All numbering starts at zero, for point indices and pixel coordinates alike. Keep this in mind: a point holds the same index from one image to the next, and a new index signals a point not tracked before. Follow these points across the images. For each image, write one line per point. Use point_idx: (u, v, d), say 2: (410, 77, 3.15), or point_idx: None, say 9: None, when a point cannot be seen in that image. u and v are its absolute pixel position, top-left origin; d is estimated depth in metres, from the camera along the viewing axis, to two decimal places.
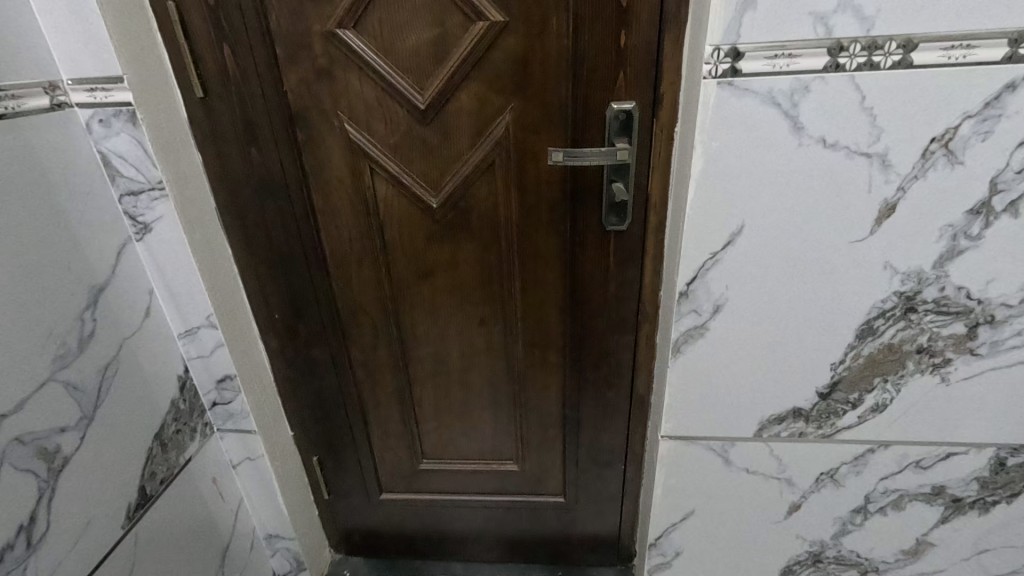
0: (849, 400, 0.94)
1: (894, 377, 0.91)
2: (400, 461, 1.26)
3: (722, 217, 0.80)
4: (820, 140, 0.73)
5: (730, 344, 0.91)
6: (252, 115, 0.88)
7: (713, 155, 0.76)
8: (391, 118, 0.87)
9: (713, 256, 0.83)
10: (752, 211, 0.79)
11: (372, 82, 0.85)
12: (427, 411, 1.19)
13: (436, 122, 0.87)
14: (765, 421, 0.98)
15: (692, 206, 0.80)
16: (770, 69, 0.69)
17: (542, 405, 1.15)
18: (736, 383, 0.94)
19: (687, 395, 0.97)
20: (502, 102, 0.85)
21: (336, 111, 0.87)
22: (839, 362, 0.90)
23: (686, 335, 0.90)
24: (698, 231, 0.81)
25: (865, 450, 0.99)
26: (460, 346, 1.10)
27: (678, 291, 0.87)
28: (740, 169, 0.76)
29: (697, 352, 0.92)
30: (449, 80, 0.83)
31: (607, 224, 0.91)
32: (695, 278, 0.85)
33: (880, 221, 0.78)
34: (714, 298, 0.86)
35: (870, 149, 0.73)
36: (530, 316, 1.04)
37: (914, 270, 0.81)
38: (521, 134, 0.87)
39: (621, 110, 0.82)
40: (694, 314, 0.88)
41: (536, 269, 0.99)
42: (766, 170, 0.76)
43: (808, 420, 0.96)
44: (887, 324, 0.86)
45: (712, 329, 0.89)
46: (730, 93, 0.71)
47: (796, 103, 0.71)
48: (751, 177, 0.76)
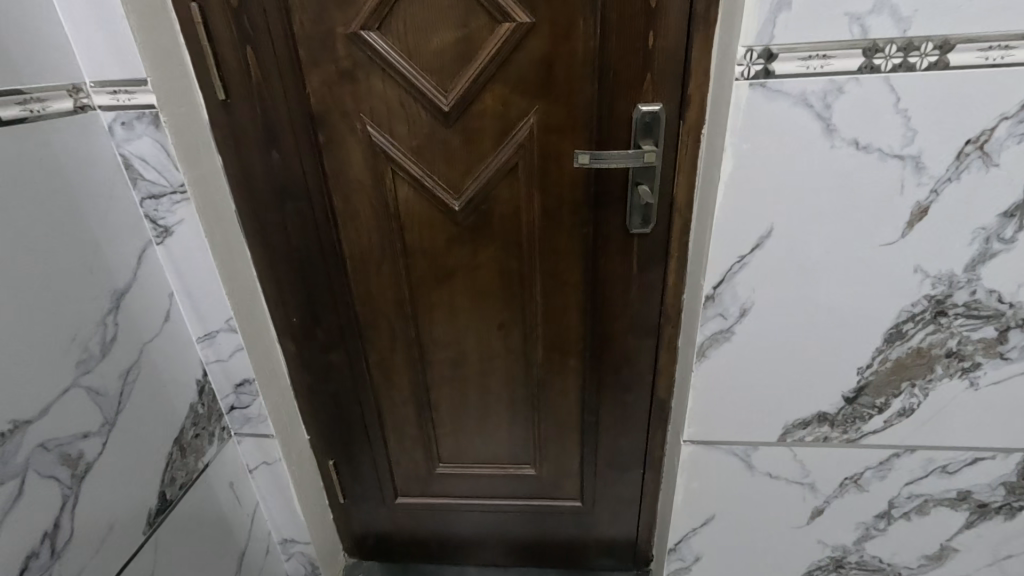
0: (875, 405, 0.93)
1: (922, 382, 0.90)
2: (416, 464, 1.25)
3: (751, 220, 0.79)
4: (852, 142, 0.72)
5: (755, 347, 0.90)
6: (274, 117, 0.87)
7: (743, 158, 0.75)
8: (414, 120, 0.86)
9: (740, 259, 0.82)
10: (782, 214, 0.78)
11: (395, 83, 0.84)
12: (444, 414, 1.18)
13: (459, 124, 0.86)
14: (790, 426, 0.97)
15: (720, 210, 0.79)
16: (803, 71, 0.69)
17: (561, 408, 1.14)
18: (761, 387, 0.94)
19: (710, 400, 0.96)
20: (526, 104, 0.84)
21: (358, 113, 0.86)
22: (866, 366, 0.89)
23: (712, 339, 0.89)
24: (725, 235, 0.81)
25: (891, 455, 0.98)
26: (479, 350, 1.09)
27: (704, 295, 0.86)
28: (770, 172, 0.75)
29: (722, 356, 0.91)
30: (473, 82, 0.83)
31: (631, 227, 0.90)
32: (721, 281, 0.84)
33: (911, 224, 0.77)
34: (741, 302, 0.86)
35: (904, 151, 0.72)
36: (550, 319, 1.03)
37: (945, 273, 0.80)
38: (544, 137, 0.86)
39: (648, 112, 0.81)
40: (720, 318, 0.87)
41: (557, 272, 0.98)
42: (797, 172, 0.75)
43: (833, 424, 0.95)
44: (916, 328, 0.85)
45: (738, 333, 0.89)
46: (762, 94, 0.70)
47: (829, 105, 0.70)
48: (781, 179, 0.75)
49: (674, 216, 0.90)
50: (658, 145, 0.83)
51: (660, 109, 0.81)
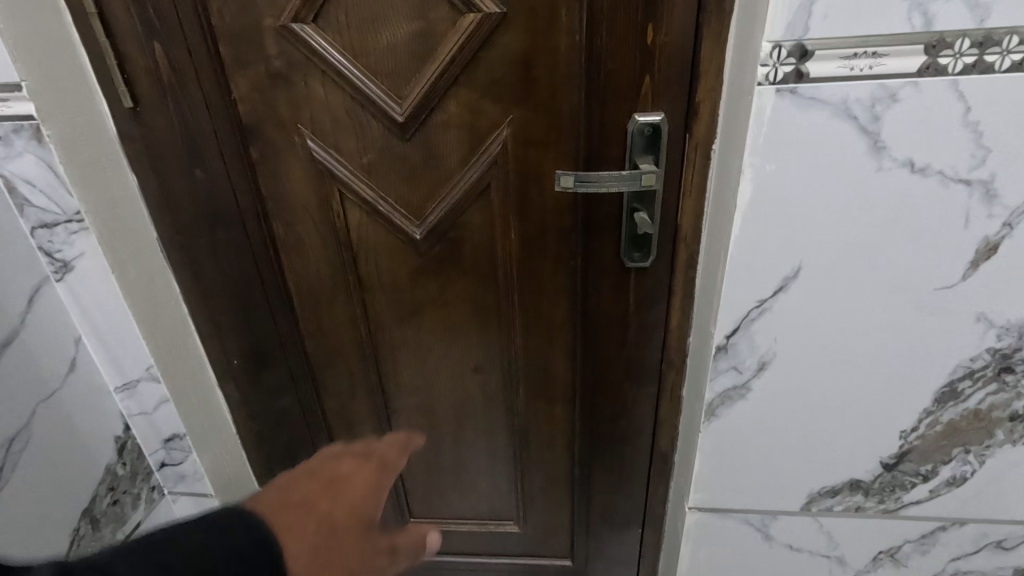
0: (919, 473, 0.78)
1: (978, 447, 0.74)
2: (384, 519, 1.10)
3: (775, 257, 0.64)
4: (906, 163, 0.57)
5: (776, 405, 0.75)
6: (193, 129, 0.72)
7: (767, 182, 0.59)
8: (363, 133, 0.71)
9: (760, 304, 0.67)
10: (814, 251, 0.63)
11: (339, 87, 0.69)
12: (414, 466, 1.03)
13: (418, 136, 0.71)
14: (817, 494, 0.81)
15: (735, 246, 0.63)
16: (846, 74, 0.53)
17: (547, 461, 0.99)
18: (784, 450, 0.78)
19: (722, 464, 0.80)
20: (498, 114, 0.69)
21: (296, 123, 0.71)
22: (910, 429, 0.74)
23: (724, 396, 0.74)
24: (742, 276, 0.65)
25: (937, 527, 0.82)
26: (452, 396, 0.93)
27: (715, 345, 0.70)
28: (799, 200, 0.60)
29: (735, 414, 0.76)
30: (433, 86, 0.67)
31: (627, 260, 0.75)
32: (737, 329, 0.69)
33: (975, 265, 0.62)
34: (760, 354, 0.70)
35: (972, 174, 0.57)
36: (533, 364, 0.88)
37: (1013, 322, 0.65)
38: (521, 153, 0.71)
39: (648, 124, 0.66)
40: (734, 373, 0.72)
41: (541, 309, 0.83)
42: (834, 201, 0.60)
43: (869, 493, 0.80)
44: (974, 387, 0.70)
45: (756, 389, 0.73)
46: (793, 103, 0.55)
47: (878, 117, 0.55)
48: (814, 209, 0.60)
49: (679, 247, 0.74)
50: (660, 164, 0.68)
51: (663, 120, 0.66)
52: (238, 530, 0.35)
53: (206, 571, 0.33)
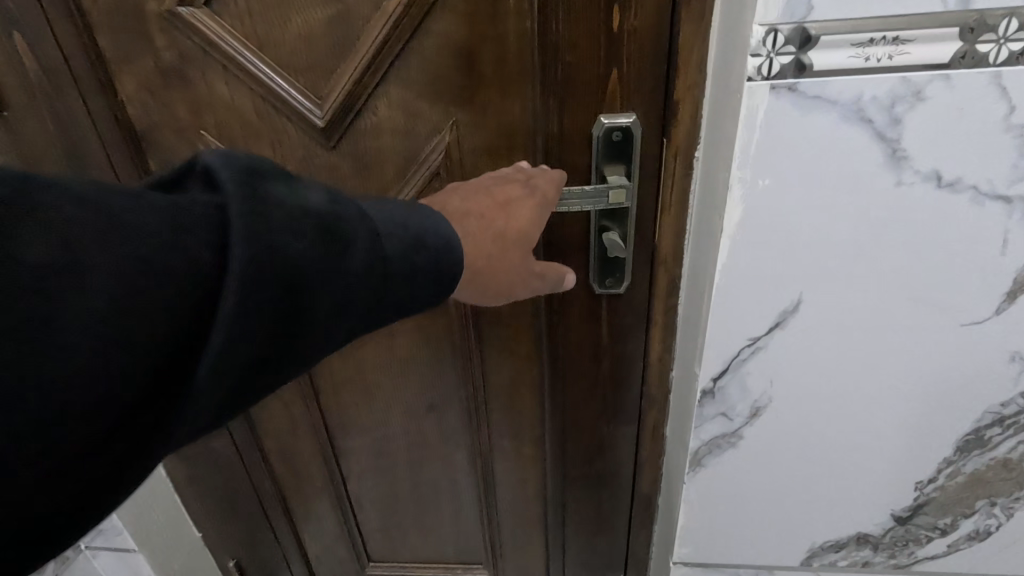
0: (936, 526, 0.67)
1: (1005, 500, 0.64)
2: (339, 563, 0.99)
3: (770, 289, 0.53)
4: (931, 177, 0.46)
5: (772, 454, 0.64)
6: (75, 137, 0.60)
7: (760, 201, 0.48)
8: (279, 140, 0.60)
9: (752, 343, 0.56)
10: (817, 281, 0.52)
11: (245, 85, 0.57)
12: (369, 508, 0.92)
13: (344, 143, 0.59)
14: (819, 548, 0.71)
15: (722, 276, 0.52)
16: (860, 65, 0.42)
17: (516, 504, 0.88)
18: (783, 503, 0.68)
19: (712, 517, 0.70)
20: (438, 116, 0.57)
21: (198, 129, 0.60)
22: (927, 481, 0.64)
23: (711, 444, 0.64)
24: (731, 311, 0.54)
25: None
26: (406, 435, 0.82)
27: (700, 389, 0.60)
28: (800, 223, 0.49)
29: (725, 464, 0.65)
30: (358, 83, 0.56)
31: (598, 287, 0.64)
32: (726, 371, 0.58)
33: (1011, 297, 0.51)
34: (752, 400, 0.60)
35: (1011, 190, 0.46)
36: (496, 401, 0.77)
37: None
38: (469, 164, 0.59)
39: (617, 127, 0.55)
40: (723, 420, 0.62)
41: (501, 340, 0.72)
42: (842, 222, 0.49)
43: (879, 547, 0.70)
44: (1003, 435, 0.59)
45: (749, 437, 0.63)
46: (792, 103, 0.44)
47: (898, 120, 0.44)
48: (818, 233, 0.49)
49: (658, 272, 0.63)
50: (632, 176, 0.57)
51: (635, 122, 0.55)
52: (433, 223, 0.44)
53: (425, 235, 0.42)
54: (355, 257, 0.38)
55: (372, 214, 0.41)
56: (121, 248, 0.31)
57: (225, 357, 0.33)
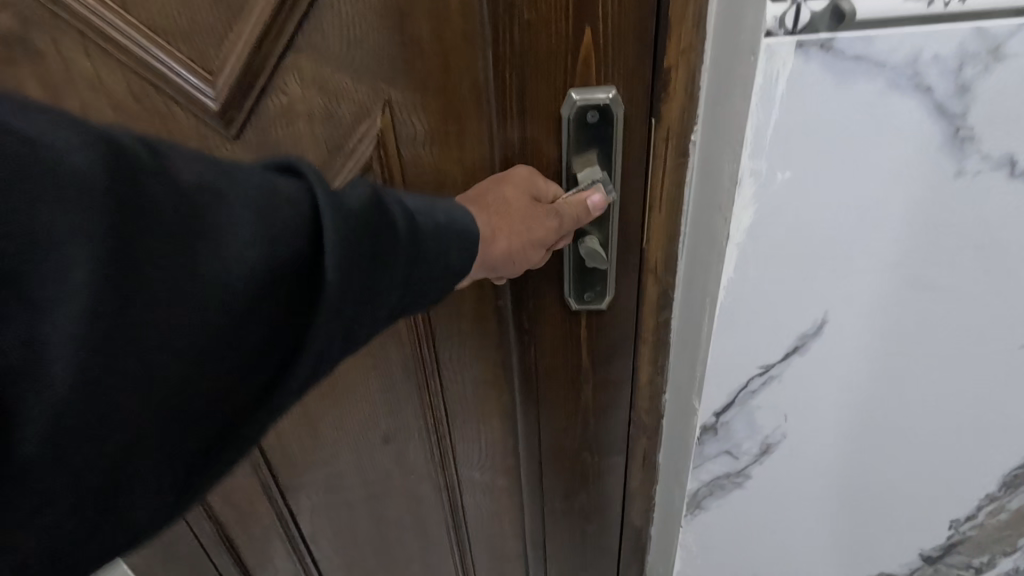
0: (970, 564, 0.57)
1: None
2: None
3: (787, 308, 0.42)
4: (1002, 164, 0.35)
5: (786, 496, 0.53)
6: None
7: (777, 200, 0.37)
8: (166, 128, 0.47)
9: (764, 373, 0.45)
10: (846, 299, 0.41)
11: (110, 57, 0.44)
12: (324, 549, 0.80)
13: (248, 130, 0.47)
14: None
15: (727, 294, 0.41)
16: (919, 13, 0.31)
17: (491, 538, 0.77)
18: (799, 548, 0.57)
19: (713, 561, 0.60)
20: (365, 95, 0.45)
21: None
22: (965, 518, 0.53)
23: (713, 485, 0.53)
24: (739, 335, 0.43)
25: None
26: (359, 472, 0.71)
27: (700, 424, 0.49)
28: (827, 227, 0.38)
29: (729, 506, 0.55)
30: (257, 52, 0.43)
31: (575, 302, 0.53)
32: (730, 405, 0.47)
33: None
34: (763, 436, 0.49)
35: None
36: (460, 429, 0.66)
37: None
38: (408, 155, 0.47)
39: (592, 106, 0.43)
40: (727, 458, 0.51)
41: (463, 362, 0.60)
42: (881, 224, 0.37)
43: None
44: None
45: (758, 478, 0.52)
46: (823, 68, 0.32)
47: (963, 88, 0.33)
48: (849, 238, 0.38)
49: (646, 282, 0.52)
50: (612, 168, 0.45)
51: (615, 100, 0.42)
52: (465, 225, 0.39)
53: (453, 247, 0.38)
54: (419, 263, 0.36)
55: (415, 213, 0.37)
56: (226, 236, 0.29)
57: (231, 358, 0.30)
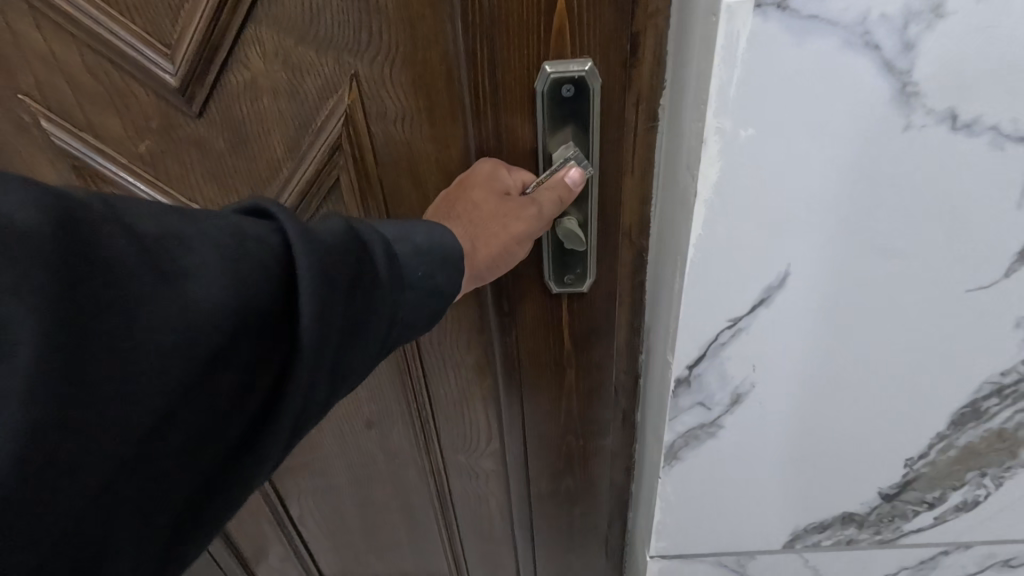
0: (924, 500, 0.49)
1: (997, 470, 0.46)
2: None
3: (754, 259, 0.38)
4: (948, 117, 0.32)
5: (757, 455, 0.48)
6: None
7: (741, 156, 0.34)
8: (126, 106, 0.45)
9: (732, 325, 0.41)
10: (815, 247, 0.37)
11: (66, 33, 0.42)
12: (314, 530, 0.80)
13: (211, 106, 0.45)
14: (804, 533, 0.52)
15: (696, 250, 0.38)
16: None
17: (479, 519, 0.77)
18: (768, 521, 0.52)
19: (676, 539, 0.55)
20: (327, 69, 0.43)
21: (16, 91, 0.45)
22: (918, 456, 0.47)
23: (689, 436, 0.47)
24: (701, 299, 0.40)
25: (936, 554, 0.53)
26: (344, 455, 0.70)
27: (671, 377, 0.45)
28: (787, 181, 0.35)
29: (701, 463, 0.49)
30: (215, 23, 0.41)
31: (556, 285, 0.51)
32: (702, 358, 0.43)
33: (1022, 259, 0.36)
34: (733, 386, 0.44)
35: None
36: (442, 413, 0.65)
37: None
38: (379, 133, 0.45)
39: (567, 79, 0.40)
40: (700, 411, 0.46)
41: (444, 346, 0.59)
42: (848, 166, 0.34)
43: (864, 526, 0.51)
44: (1001, 406, 0.43)
45: (733, 430, 0.47)
46: (782, 28, 0.30)
47: (908, 46, 0.30)
48: (814, 185, 0.35)
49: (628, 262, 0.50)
50: (589, 144, 0.43)
51: (590, 73, 0.40)
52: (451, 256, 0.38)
53: (436, 281, 0.37)
54: (405, 291, 0.35)
55: (395, 241, 0.36)
56: (192, 278, 0.28)
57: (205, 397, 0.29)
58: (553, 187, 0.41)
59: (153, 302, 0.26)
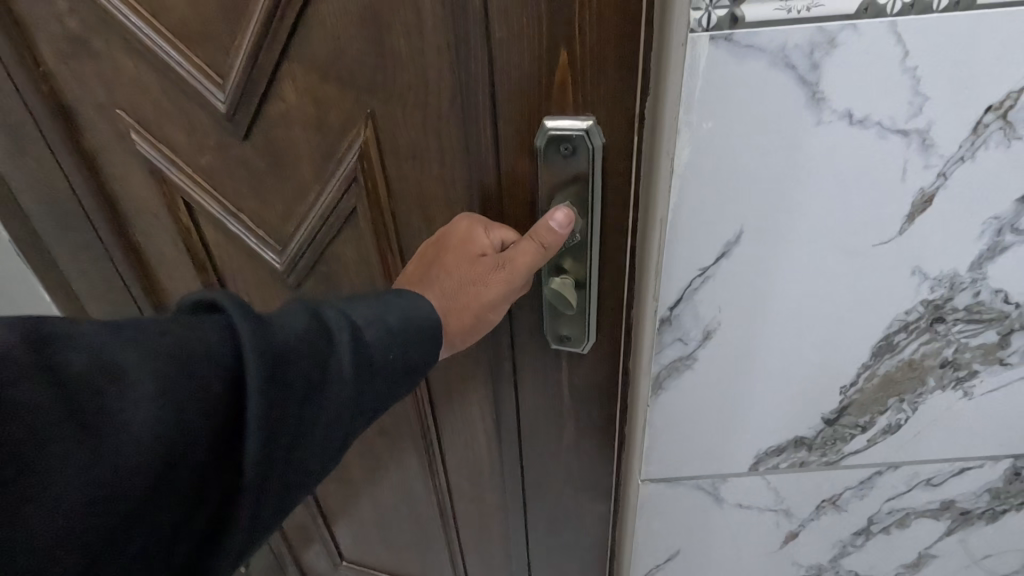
0: (858, 424, 0.63)
1: (911, 395, 0.61)
2: (314, 558, 0.95)
3: (714, 217, 0.47)
4: (846, 115, 0.43)
5: (725, 379, 0.58)
6: (19, 117, 0.56)
7: (703, 141, 0.42)
8: (191, 125, 0.51)
9: (703, 272, 0.50)
10: (763, 204, 0.47)
11: (148, 61, 0.49)
12: (333, 513, 0.85)
13: (253, 131, 0.49)
14: (765, 456, 0.65)
15: (674, 214, 0.46)
16: (783, 19, 0.38)
17: (483, 542, 0.78)
18: (734, 449, 0.64)
19: (662, 465, 0.64)
20: (349, 102, 0.44)
21: (116, 106, 0.53)
22: (849, 383, 0.59)
23: (672, 368, 0.56)
24: (676, 255, 0.48)
25: (873, 474, 0.67)
26: (360, 455, 0.74)
27: (656, 317, 0.52)
28: (735, 157, 0.44)
29: (684, 389, 0.58)
30: (252, 60, 0.45)
31: (553, 338, 0.54)
32: (680, 299, 0.51)
33: (909, 220, 0.49)
34: (705, 323, 0.53)
35: (910, 124, 0.44)
36: (450, 437, 0.67)
37: (948, 274, 0.52)
38: (391, 170, 0.46)
39: (565, 138, 0.41)
40: (681, 344, 0.54)
41: (451, 374, 0.61)
42: (779, 146, 0.44)
43: (813, 448, 0.65)
44: (908, 338, 0.57)
45: (705, 362, 0.56)
46: (728, 53, 0.39)
47: (815, 67, 0.41)
48: (758, 158, 0.44)
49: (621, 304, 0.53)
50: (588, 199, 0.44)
51: (587, 134, 0.41)
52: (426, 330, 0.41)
53: (398, 348, 0.39)
54: (370, 363, 0.38)
55: (360, 318, 0.39)
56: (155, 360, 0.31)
57: (184, 471, 0.32)
58: (535, 244, 0.42)
59: (73, 455, 0.29)
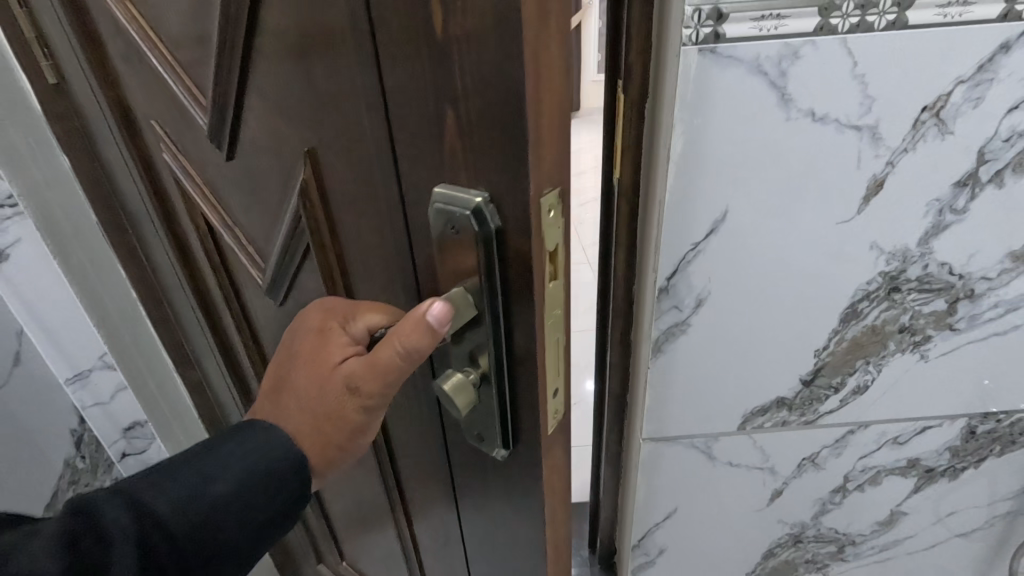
0: (831, 385, 0.70)
1: (876, 358, 0.67)
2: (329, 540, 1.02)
3: (698, 200, 0.55)
4: (810, 114, 0.50)
5: (714, 344, 0.66)
6: (94, 119, 0.69)
7: (694, 135, 0.51)
8: (194, 138, 0.59)
9: (695, 247, 0.58)
10: (742, 190, 0.54)
11: (163, 83, 0.57)
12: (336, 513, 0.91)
13: (236, 153, 0.54)
14: (751, 415, 0.73)
15: (670, 197, 0.55)
16: (755, 36, 0.47)
17: None
18: (722, 412, 0.72)
19: (656, 425, 0.74)
20: (296, 135, 0.46)
21: (150, 118, 0.63)
22: (822, 347, 0.66)
23: (668, 333, 0.65)
24: (668, 231, 0.58)
25: (846, 433, 0.75)
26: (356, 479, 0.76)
27: (656, 286, 0.62)
28: (717, 150, 0.52)
29: (679, 352, 0.67)
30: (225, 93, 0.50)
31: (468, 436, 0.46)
32: (676, 271, 0.60)
33: (866, 202, 0.55)
34: (697, 291, 0.62)
35: (863, 120, 0.50)
36: (413, 473, 0.65)
37: (901, 248, 0.58)
38: (336, 209, 0.48)
39: (453, 213, 0.36)
40: (675, 311, 0.63)
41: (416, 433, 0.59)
42: (755, 141, 0.52)
43: (792, 409, 0.72)
44: (871, 306, 0.63)
45: (698, 328, 0.65)
46: (714, 63, 0.48)
47: (783, 73, 0.48)
48: (738, 149, 0.52)
49: (547, 427, 0.42)
50: (481, 288, 0.37)
51: (471, 220, 0.35)
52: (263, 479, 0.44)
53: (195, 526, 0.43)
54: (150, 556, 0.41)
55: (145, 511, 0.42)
56: None
57: None
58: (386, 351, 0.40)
59: None
